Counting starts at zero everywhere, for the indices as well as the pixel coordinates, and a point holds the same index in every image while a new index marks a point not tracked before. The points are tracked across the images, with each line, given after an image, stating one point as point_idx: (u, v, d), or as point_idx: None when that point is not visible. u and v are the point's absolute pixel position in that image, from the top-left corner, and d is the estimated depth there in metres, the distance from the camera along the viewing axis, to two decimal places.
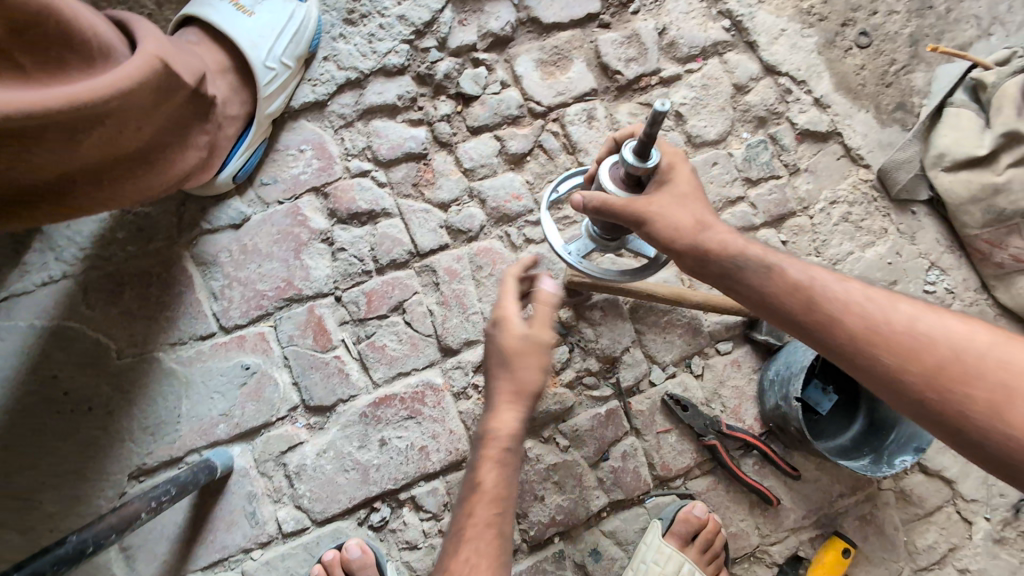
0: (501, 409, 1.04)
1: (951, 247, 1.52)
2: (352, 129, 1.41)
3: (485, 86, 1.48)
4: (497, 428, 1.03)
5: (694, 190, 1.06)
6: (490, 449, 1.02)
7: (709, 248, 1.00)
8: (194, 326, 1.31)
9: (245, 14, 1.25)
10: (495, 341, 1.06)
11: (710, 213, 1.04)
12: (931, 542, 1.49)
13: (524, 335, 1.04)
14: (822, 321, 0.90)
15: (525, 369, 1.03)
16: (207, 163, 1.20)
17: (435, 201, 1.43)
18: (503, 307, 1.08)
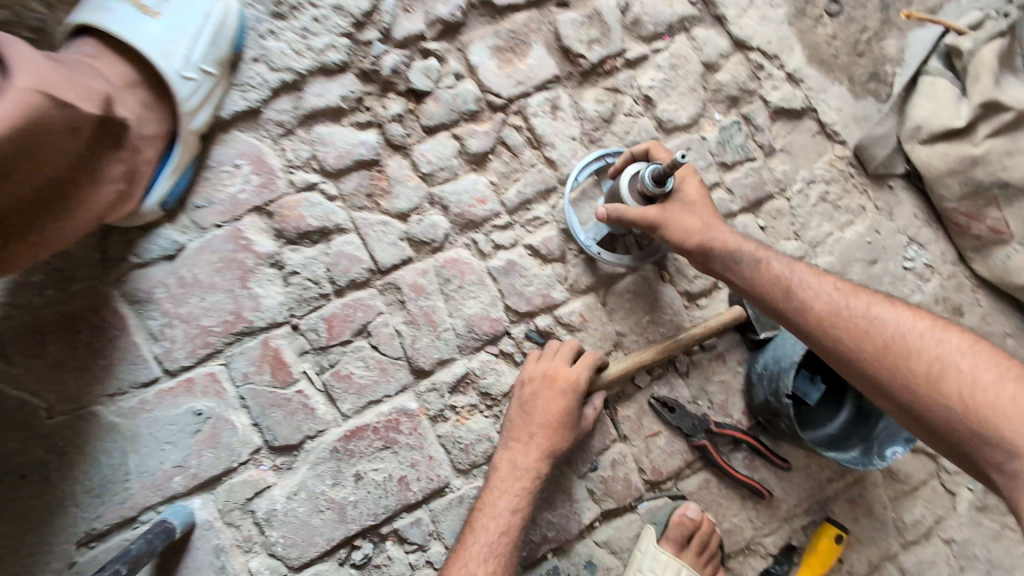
0: (548, 461, 1.23)
1: (928, 221, 1.49)
2: (293, 137, 1.27)
3: (438, 80, 1.35)
4: (540, 470, 1.22)
5: (703, 199, 1.22)
6: (527, 479, 1.21)
7: (715, 245, 1.17)
8: (135, 372, 1.18)
9: (150, 17, 1.08)
10: (568, 411, 1.24)
11: (717, 219, 1.20)
12: (917, 516, 1.50)
13: (583, 423, 1.27)
14: (796, 308, 1.07)
15: (569, 438, 1.24)
16: (130, 192, 1.05)
17: (393, 212, 1.31)
18: (582, 378, 1.25)
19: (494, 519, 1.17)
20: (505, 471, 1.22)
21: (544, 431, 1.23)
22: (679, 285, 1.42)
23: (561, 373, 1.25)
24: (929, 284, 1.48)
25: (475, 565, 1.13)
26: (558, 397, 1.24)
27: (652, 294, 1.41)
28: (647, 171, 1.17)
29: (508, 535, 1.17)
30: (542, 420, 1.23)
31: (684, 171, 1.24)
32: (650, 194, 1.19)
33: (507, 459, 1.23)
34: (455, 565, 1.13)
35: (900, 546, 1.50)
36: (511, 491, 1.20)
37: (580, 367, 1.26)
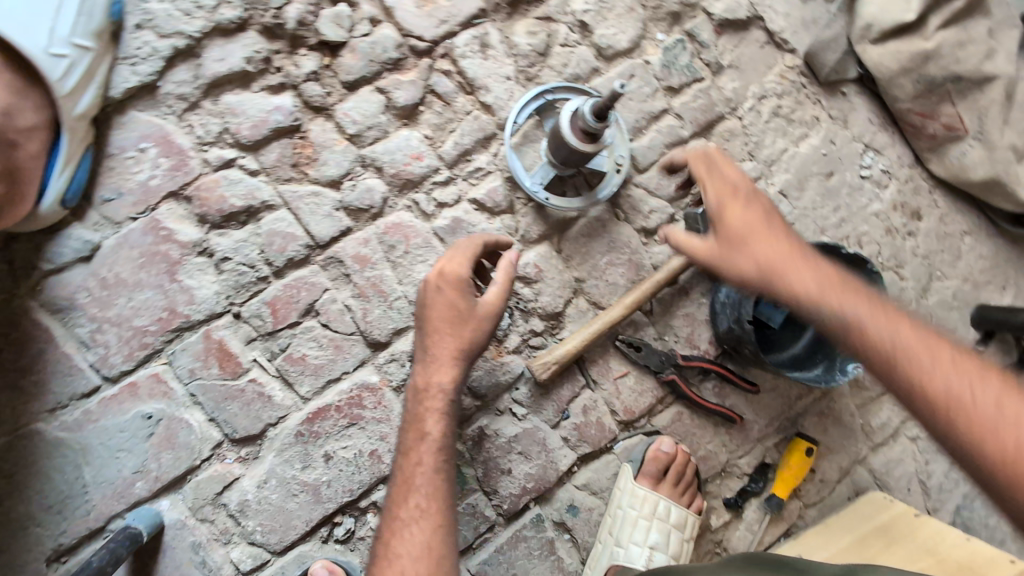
0: (452, 368, 1.14)
1: (883, 125, 1.45)
2: (199, 111, 1.15)
3: (352, 28, 1.23)
4: (444, 379, 1.13)
5: (760, 227, 0.95)
6: (432, 396, 1.13)
7: (772, 283, 0.90)
8: (72, 384, 1.12)
9: None
10: (455, 304, 1.14)
11: (779, 247, 0.92)
12: (884, 419, 1.54)
13: (480, 310, 1.15)
14: (889, 378, 0.80)
15: (468, 334, 1.14)
16: (14, 192, 0.96)
17: (323, 180, 1.22)
18: (455, 265, 1.16)
19: (412, 453, 1.11)
20: (411, 399, 1.15)
21: (437, 339, 1.14)
22: (635, 222, 1.38)
23: (438, 271, 1.17)
24: (886, 190, 1.46)
25: (402, 506, 1.07)
26: (438, 296, 1.15)
27: (608, 235, 1.36)
28: (585, 107, 1.10)
29: (426, 465, 1.09)
30: (432, 327, 1.14)
31: (722, 198, 1.00)
32: (593, 132, 1.12)
33: (411, 386, 1.16)
34: (389, 512, 1.08)
35: (869, 449, 1.55)
36: (422, 417, 1.13)
37: (461, 260, 1.17)
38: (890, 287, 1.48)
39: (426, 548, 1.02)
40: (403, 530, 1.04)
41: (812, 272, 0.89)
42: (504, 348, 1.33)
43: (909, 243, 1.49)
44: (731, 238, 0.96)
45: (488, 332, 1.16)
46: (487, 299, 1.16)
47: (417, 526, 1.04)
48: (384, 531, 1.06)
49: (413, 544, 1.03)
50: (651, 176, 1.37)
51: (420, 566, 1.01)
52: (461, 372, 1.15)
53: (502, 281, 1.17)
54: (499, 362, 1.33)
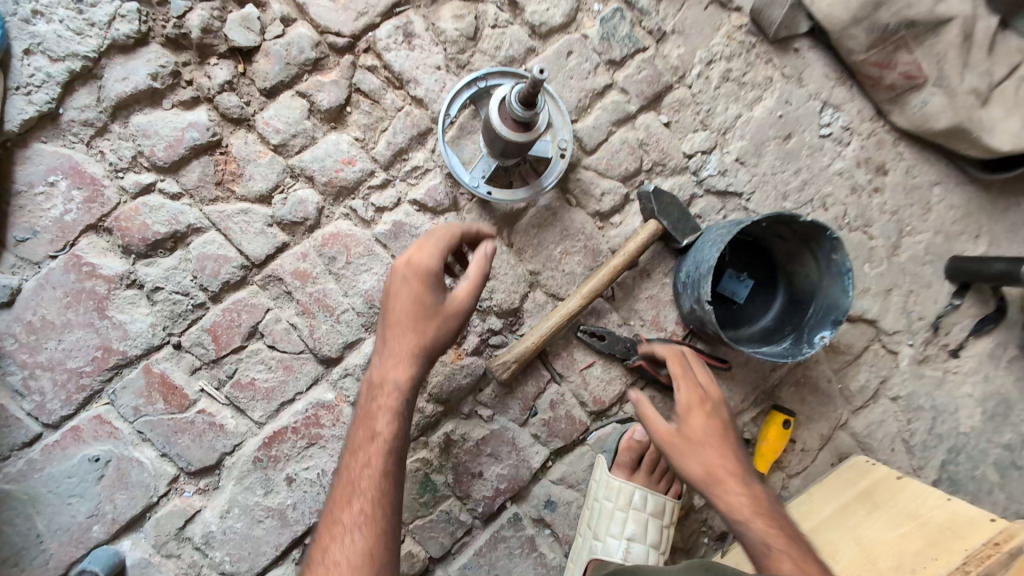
0: (410, 364, 1.05)
1: (840, 79, 1.37)
2: (109, 136, 1.09)
3: (263, 31, 1.15)
4: (401, 377, 1.04)
5: (716, 442, 1.09)
6: (388, 393, 1.04)
7: (692, 429, 1.10)
8: (11, 434, 1.08)
9: None
10: (417, 295, 1.05)
11: (730, 470, 1.05)
12: (863, 382, 1.51)
13: (446, 306, 1.06)
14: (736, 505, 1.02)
15: (427, 331, 1.05)
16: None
17: (251, 196, 1.16)
18: (421, 254, 1.05)
19: (360, 453, 1.01)
20: (365, 394, 1.06)
21: (399, 334, 1.05)
22: (587, 207, 1.32)
23: (402, 259, 1.08)
24: (848, 147, 1.40)
25: (342, 513, 0.97)
26: (401, 286, 1.06)
27: (559, 223, 1.30)
28: (511, 95, 1.04)
29: (373, 468, 0.99)
30: (392, 320, 1.06)
31: (693, 400, 1.13)
32: (524, 120, 1.05)
33: (367, 380, 1.07)
34: (326, 520, 0.98)
35: (849, 413, 1.52)
36: (373, 417, 1.03)
37: (427, 245, 1.07)
38: (858, 248, 1.43)
39: (354, 561, 0.92)
40: (336, 538, 0.94)
41: (748, 495, 1.03)
42: (463, 350, 1.29)
43: (875, 200, 1.43)
44: (690, 440, 1.09)
45: (452, 329, 1.07)
46: (458, 293, 1.07)
47: (351, 534, 0.94)
48: (318, 538, 0.97)
49: (344, 553, 0.92)
50: (599, 157, 1.31)
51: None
52: (421, 369, 1.06)
53: (473, 275, 1.07)
54: (458, 366, 1.28)
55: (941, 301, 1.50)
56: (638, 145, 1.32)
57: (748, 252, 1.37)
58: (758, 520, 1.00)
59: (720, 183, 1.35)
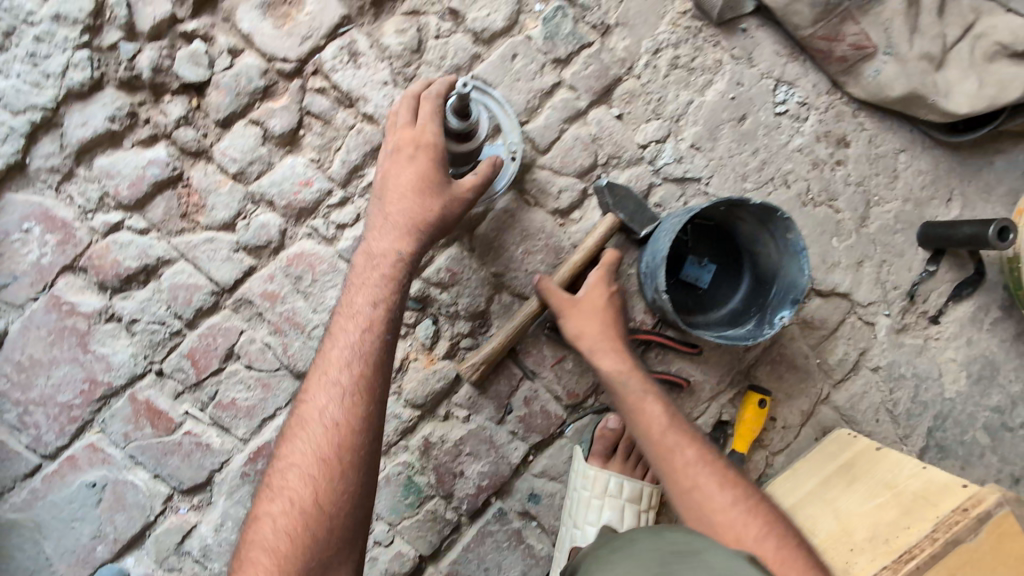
0: (412, 237, 1.09)
1: (792, 55, 1.37)
2: (75, 180, 1.15)
3: (212, 64, 1.19)
4: (402, 249, 1.08)
5: (607, 315, 1.26)
6: (386, 263, 1.07)
7: (586, 307, 1.25)
8: (12, 466, 1.15)
9: None
10: (422, 171, 1.10)
11: (616, 339, 1.24)
12: (842, 355, 1.50)
13: (452, 186, 1.11)
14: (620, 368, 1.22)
15: (432, 207, 1.09)
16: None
17: (215, 225, 1.20)
18: (425, 132, 1.11)
19: (354, 320, 1.04)
20: (362, 264, 1.09)
21: (401, 204, 1.10)
22: (545, 206, 1.34)
23: (407, 135, 1.12)
24: (806, 123, 1.39)
25: (339, 372, 1.01)
26: (405, 163, 1.11)
27: (519, 224, 1.33)
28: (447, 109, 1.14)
29: (373, 332, 1.03)
30: (393, 194, 1.10)
31: (597, 276, 1.28)
32: (462, 132, 1.16)
33: (364, 251, 1.10)
34: (315, 379, 1.02)
35: (830, 386, 1.51)
36: (369, 284, 1.07)
37: (433, 126, 1.12)
38: (825, 222, 1.43)
39: (347, 421, 0.98)
40: (329, 398, 0.99)
41: (623, 361, 1.23)
42: (435, 355, 1.33)
43: (839, 173, 1.42)
44: (588, 310, 1.25)
45: (454, 212, 1.12)
46: (466, 179, 1.13)
47: (344, 398, 0.99)
48: (307, 397, 1.01)
49: (339, 414, 0.98)
50: (554, 155, 1.33)
51: (336, 439, 0.97)
52: (422, 244, 1.10)
53: (483, 170, 1.14)
54: (432, 371, 1.32)
55: (916, 269, 1.49)
56: (592, 140, 1.33)
57: (712, 236, 1.37)
58: (634, 378, 1.21)
59: (677, 170, 1.35)
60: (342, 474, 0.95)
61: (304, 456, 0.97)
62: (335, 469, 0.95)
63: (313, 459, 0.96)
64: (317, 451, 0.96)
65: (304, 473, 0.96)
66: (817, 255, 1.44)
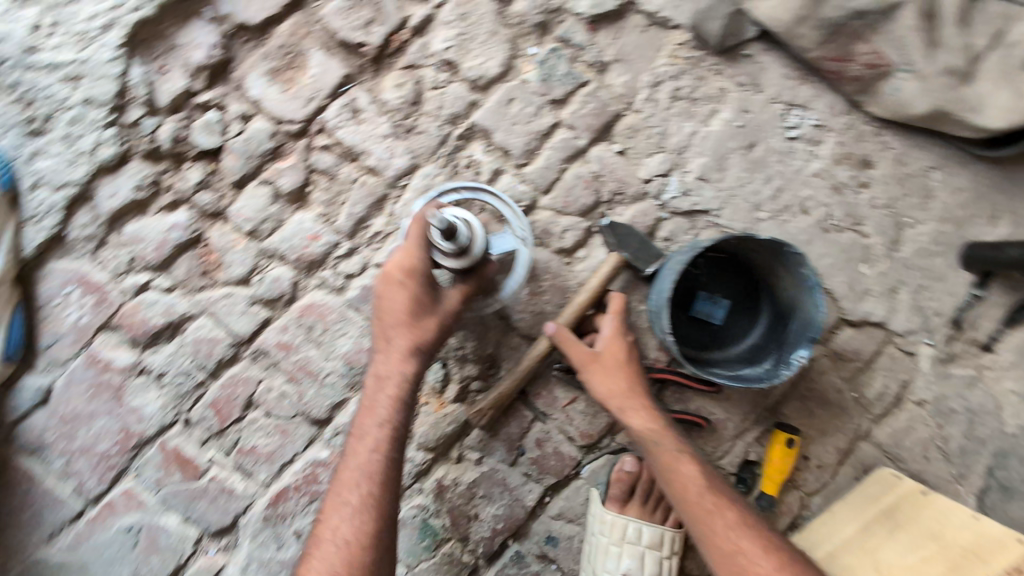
0: (413, 360, 1.12)
1: (802, 77, 1.31)
2: (108, 246, 1.25)
3: (225, 131, 1.27)
4: (404, 371, 1.11)
5: (630, 371, 1.22)
6: (391, 386, 1.11)
7: (609, 362, 1.21)
8: (59, 512, 1.25)
9: None
10: (414, 300, 1.12)
11: (641, 395, 1.20)
12: (879, 389, 1.39)
13: (442, 307, 1.15)
14: (649, 427, 1.17)
15: (427, 329, 1.13)
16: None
17: (233, 281, 1.28)
18: (412, 259, 1.11)
19: (366, 440, 1.09)
20: (370, 387, 1.13)
21: (397, 331, 1.12)
22: (549, 246, 1.33)
23: (397, 263, 1.13)
24: (823, 146, 1.32)
25: (351, 491, 1.05)
26: (397, 291, 1.12)
27: None
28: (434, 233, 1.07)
29: (380, 452, 1.08)
30: (390, 323, 1.13)
31: (613, 326, 1.24)
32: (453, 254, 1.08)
33: (372, 374, 1.13)
34: (330, 499, 1.06)
35: (870, 422, 1.41)
36: (377, 406, 1.11)
37: (418, 254, 1.13)
38: (851, 248, 1.34)
39: (359, 537, 1.01)
40: (342, 516, 1.04)
41: (652, 419, 1.18)
42: (446, 399, 1.34)
43: (863, 196, 1.33)
44: (610, 365, 1.21)
45: (446, 328, 1.15)
46: (451, 294, 1.16)
47: (357, 514, 1.03)
48: (324, 516, 1.05)
49: (352, 532, 1.02)
50: (555, 196, 1.32)
51: (350, 557, 1.00)
52: (424, 363, 1.14)
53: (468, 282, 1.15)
54: (442, 415, 1.33)
55: (959, 293, 1.38)
56: (593, 178, 1.32)
57: (726, 270, 1.31)
58: (665, 436, 1.16)
59: (684, 203, 1.32)
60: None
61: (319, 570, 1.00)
62: None
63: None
64: (333, 565, 0.99)
65: None
66: (845, 284, 1.35)
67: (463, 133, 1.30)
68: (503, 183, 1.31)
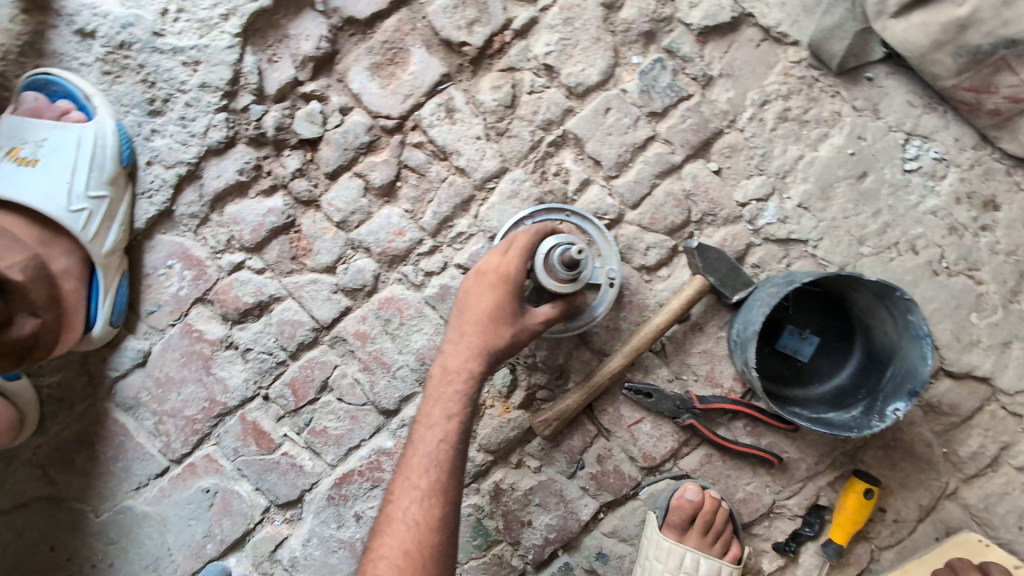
0: (483, 360, 1.14)
1: (928, 105, 1.21)
2: (209, 224, 1.32)
3: (325, 122, 1.31)
4: (473, 369, 1.14)
5: None
6: (458, 382, 1.13)
7: None
8: (147, 467, 1.34)
9: (29, 166, 1.19)
10: (500, 305, 1.13)
11: None
12: (975, 448, 1.29)
13: (525, 318, 1.15)
14: None
15: (503, 335, 1.13)
16: (60, 318, 1.18)
17: (320, 268, 1.32)
18: (510, 265, 1.13)
19: (434, 429, 1.12)
20: (439, 378, 1.15)
21: (476, 331, 1.14)
22: (631, 261, 1.29)
23: (494, 265, 1.16)
24: (943, 181, 1.22)
25: (418, 477, 1.10)
26: (486, 291, 1.15)
27: None
28: (554, 255, 1.12)
29: (448, 443, 1.11)
30: (470, 320, 1.15)
31: None
32: (562, 279, 1.13)
33: (441, 366, 1.16)
34: (399, 481, 1.11)
35: (959, 481, 1.31)
36: (445, 398, 1.13)
37: (516, 262, 1.14)
38: (962, 295, 1.24)
39: (428, 522, 1.07)
40: (411, 500, 1.09)
41: None
42: (511, 404, 1.34)
43: (983, 241, 1.22)
44: None
45: (524, 339, 1.15)
46: (540, 310, 1.16)
47: (426, 499, 1.08)
48: (393, 497, 1.10)
49: (421, 515, 1.07)
50: (642, 211, 1.28)
51: (419, 536, 1.06)
52: (494, 366, 1.15)
53: (560, 302, 1.18)
54: (506, 420, 1.33)
55: None
56: (685, 197, 1.27)
57: (818, 305, 1.24)
58: None
59: (780, 231, 1.25)
60: (425, 568, 1.04)
61: (391, 549, 1.06)
62: (418, 564, 1.04)
63: (398, 554, 1.05)
64: (403, 546, 1.05)
65: (392, 563, 1.04)
66: (950, 332, 1.25)
67: (555, 140, 1.29)
68: (590, 194, 1.29)
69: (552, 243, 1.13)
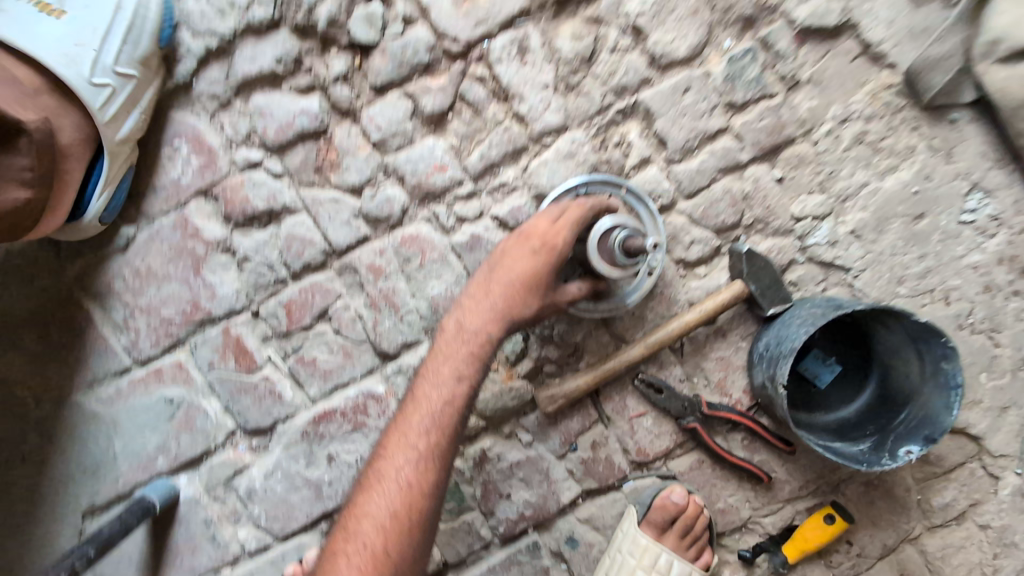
0: (502, 326, 1.06)
1: (998, 160, 1.20)
2: (230, 110, 1.17)
3: (384, 28, 1.17)
4: (492, 334, 1.05)
5: None
6: (474, 343, 1.05)
7: None
8: (107, 362, 1.21)
9: (51, 17, 1.01)
10: (536, 274, 1.05)
11: None
12: (948, 500, 1.33)
13: (555, 294, 1.08)
14: None
15: (529, 305, 1.06)
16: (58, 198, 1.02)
17: (344, 187, 1.20)
18: (560, 236, 1.05)
19: (440, 389, 1.04)
20: (450, 335, 1.07)
21: (500, 295, 1.06)
22: (671, 252, 1.24)
23: (539, 231, 1.07)
24: (992, 240, 1.21)
25: (417, 437, 1.02)
26: (524, 257, 1.06)
27: None
28: (612, 238, 1.05)
29: (453, 406, 1.03)
30: (499, 282, 1.06)
31: None
32: (611, 265, 1.07)
33: (456, 322, 1.07)
34: (394, 437, 1.03)
35: (924, 528, 1.34)
36: (456, 357, 1.05)
37: (563, 232, 1.06)
38: (978, 353, 1.25)
39: (421, 485, 0.99)
40: (407, 459, 1.01)
41: None
42: (514, 372, 1.27)
43: (1012, 305, 1.23)
44: None
45: (549, 314, 1.09)
46: (571, 288, 1.10)
47: (421, 461, 1.01)
48: (386, 453, 1.02)
49: (414, 477, 1.00)
50: (696, 203, 1.23)
51: (410, 499, 0.98)
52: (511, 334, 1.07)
53: (591, 285, 1.11)
54: (506, 387, 1.27)
55: None
56: (742, 198, 1.22)
57: (844, 335, 1.24)
58: None
59: (827, 253, 1.22)
60: (412, 533, 0.97)
61: (378, 507, 0.98)
62: (406, 530, 0.97)
63: (385, 514, 0.97)
64: (390, 507, 0.98)
65: (376, 523, 0.97)
66: None
67: (625, 108, 1.20)
68: (648, 173, 1.22)
69: (608, 223, 1.06)
